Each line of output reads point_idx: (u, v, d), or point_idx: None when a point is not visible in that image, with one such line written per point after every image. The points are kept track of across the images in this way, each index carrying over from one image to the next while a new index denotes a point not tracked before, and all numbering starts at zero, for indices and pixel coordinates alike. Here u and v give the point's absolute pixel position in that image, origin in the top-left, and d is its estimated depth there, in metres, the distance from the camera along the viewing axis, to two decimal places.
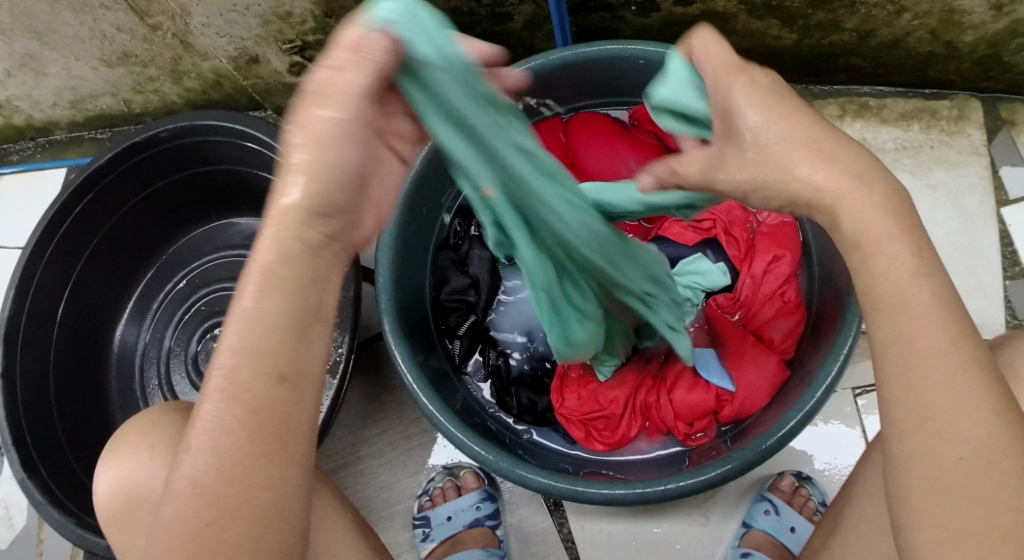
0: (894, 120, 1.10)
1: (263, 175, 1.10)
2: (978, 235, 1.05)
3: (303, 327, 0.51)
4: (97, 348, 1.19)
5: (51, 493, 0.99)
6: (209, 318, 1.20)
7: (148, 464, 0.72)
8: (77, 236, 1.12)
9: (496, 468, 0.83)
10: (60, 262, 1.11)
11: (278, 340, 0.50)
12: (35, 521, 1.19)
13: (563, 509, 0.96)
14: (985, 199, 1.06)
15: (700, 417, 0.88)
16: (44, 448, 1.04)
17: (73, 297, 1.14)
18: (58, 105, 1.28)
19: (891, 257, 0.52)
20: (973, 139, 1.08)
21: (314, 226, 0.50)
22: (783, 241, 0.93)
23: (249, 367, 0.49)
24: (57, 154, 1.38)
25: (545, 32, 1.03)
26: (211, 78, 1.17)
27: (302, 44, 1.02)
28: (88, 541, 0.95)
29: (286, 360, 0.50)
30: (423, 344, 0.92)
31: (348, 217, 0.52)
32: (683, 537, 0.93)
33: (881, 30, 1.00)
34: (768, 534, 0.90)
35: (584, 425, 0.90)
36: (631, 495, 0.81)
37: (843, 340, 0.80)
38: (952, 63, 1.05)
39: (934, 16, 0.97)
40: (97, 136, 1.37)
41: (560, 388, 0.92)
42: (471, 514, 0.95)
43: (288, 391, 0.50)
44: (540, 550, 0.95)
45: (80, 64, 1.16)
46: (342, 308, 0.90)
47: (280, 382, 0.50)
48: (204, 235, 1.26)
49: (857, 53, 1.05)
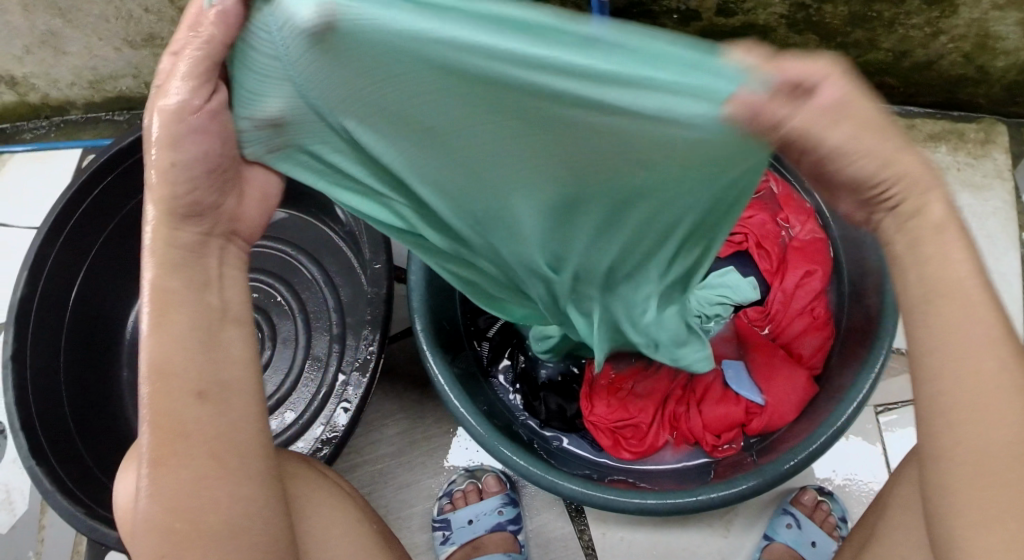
0: (922, 141, 1.11)
1: None
2: (999, 258, 1.06)
3: (211, 335, 0.54)
4: (109, 334, 1.17)
5: (59, 482, 0.97)
6: None
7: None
8: (93, 219, 1.09)
9: (526, 473, 0.83)
10: (74, 245, 1.08)
11: (185, 353, 0.53)
12: (37, 506, 1.17)
13: (584, 516, 0.95)
14: (1008, 223, 1.07)
15: (728, 429, 0.89)
16: (52, 435, 1.02)
17: (86, 280, 1.12)
18: (76, 84, 1.26)
19: (978, 274, 0.51)
20: (998, 164, 1.09)
21: (184, 227, 0.54)
22: (813, 257, 0.94)
23: (167, 394, 0.51)
24: (72, 135, 1.36)
25: None
26: None
27: None
28: (97, 533, 0.94)
29: (202, 375, 0.53)
30: (451, 343, 0.90)
31: (221, 210, 0.55)
32: (704, 549, 0.94)
33: (916, 50, 1.01)
34: (789, 547, 0.91)
35: (612, 433, 0.90)
36: (662, 505, 0.80)
37: (874, 359, 0.80)
38: (982, 87, 1.06)
39: (970, 40, 0.98)
40: (114, 118, 1.35)
41: (588, 395, 0.91)
42: (493, 518, 0.95)
43: (210, 407, 0.53)
44: (560, 556, 0.94)
45: (103, 44, 1.14)
46: (375, 305, 0.89)
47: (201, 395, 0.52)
48: None
49: (891, 72, 1.06)
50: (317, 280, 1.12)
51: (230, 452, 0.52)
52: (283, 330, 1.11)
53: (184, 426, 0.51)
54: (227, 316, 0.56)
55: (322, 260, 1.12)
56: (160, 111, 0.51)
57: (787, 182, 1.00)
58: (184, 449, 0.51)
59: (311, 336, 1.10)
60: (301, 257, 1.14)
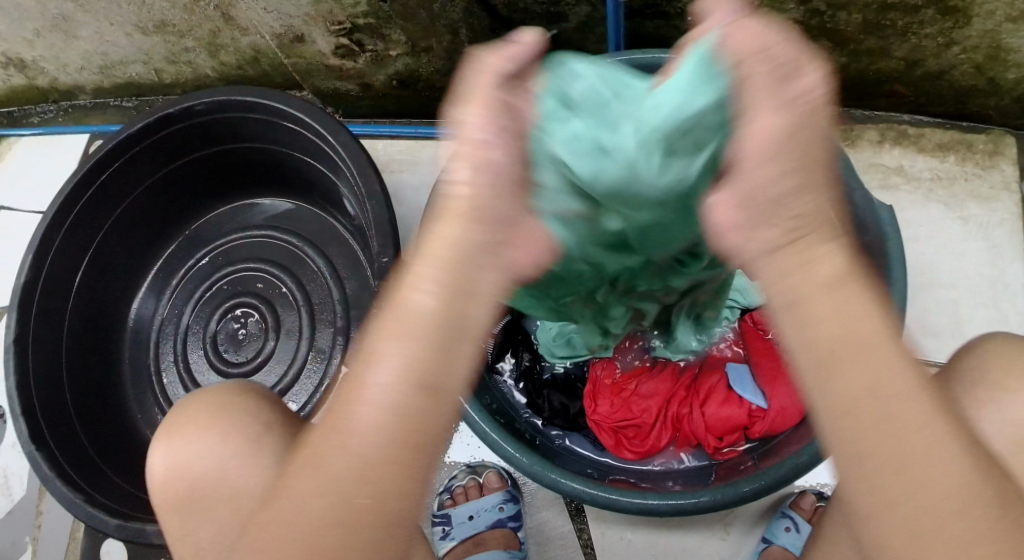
0: (931, 150, 1.10)
1: (297, 158, 1.07)
2: (1004, 270, 1.06)
3: (452, 344, 0.49)
4: (112, 321, 1.17)
5: (60, 468, 0.97)
6: (230, 298, 1.17)
7: (189, 456, 0.70)
8: (100, 205, 1.09)
9: (528, 470, 0.83)
10: (79, 232, 1.08)
11: (424, 357, 0.49)
12: (36, 491, 1.17)
13: (583, 515, 0.95)
14: (1013, 235, 1.07)
15: (730, 432, 0.89)
16: (53, 420, 1.02)
17: (91, 266, 1.12)
18: (86, 69, 1.25)
19: None
20: (1005, 175, 1.09)
21: (471, 232, 0.49)
22: None
23: (399, 397, 0.49)
24: (80, 120, 1.35)
25: (596, 35, 1.03)
26: (248, 54, 1.14)
27: (351, 26, 0.97)
28: (96, 520, 0.94)
29: (433, 377, 0.49)
30: None
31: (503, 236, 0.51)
32: (703, 551, 0.94)
33: (928, 60, 1.01)
34: (786, 550, 0.91)
35: (615, 432, 0.91)
36: (663, 505, 0.81)
37: None
38: (992, 98, 1.06)
39: (982, 51, 0.98)
40: (122, 104, 1.35)
41: (593, 394, 0.92)
42: (493, 515, 0.95)
43: (435, 405, 0.49)
44: (558, 555, 0.95)
45: (114, 29, 1.14)
46: None
47: (430, 394, 0.49)
48: (230, 212, 1.23)
49: (902, 81, 1.06)
50: (322, 271, 1.12)
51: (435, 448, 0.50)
52: (287, 321, 1.12)
53: (391, 437, 0.49)
54: (466, 332, 0.50)
55: (328, 252, 1.13)
56: (478, 103, 0.50)
57: None
58: (399, 449, 0.49)
59: (316, 328, 1.10)
60: (307, 249, 1.14)
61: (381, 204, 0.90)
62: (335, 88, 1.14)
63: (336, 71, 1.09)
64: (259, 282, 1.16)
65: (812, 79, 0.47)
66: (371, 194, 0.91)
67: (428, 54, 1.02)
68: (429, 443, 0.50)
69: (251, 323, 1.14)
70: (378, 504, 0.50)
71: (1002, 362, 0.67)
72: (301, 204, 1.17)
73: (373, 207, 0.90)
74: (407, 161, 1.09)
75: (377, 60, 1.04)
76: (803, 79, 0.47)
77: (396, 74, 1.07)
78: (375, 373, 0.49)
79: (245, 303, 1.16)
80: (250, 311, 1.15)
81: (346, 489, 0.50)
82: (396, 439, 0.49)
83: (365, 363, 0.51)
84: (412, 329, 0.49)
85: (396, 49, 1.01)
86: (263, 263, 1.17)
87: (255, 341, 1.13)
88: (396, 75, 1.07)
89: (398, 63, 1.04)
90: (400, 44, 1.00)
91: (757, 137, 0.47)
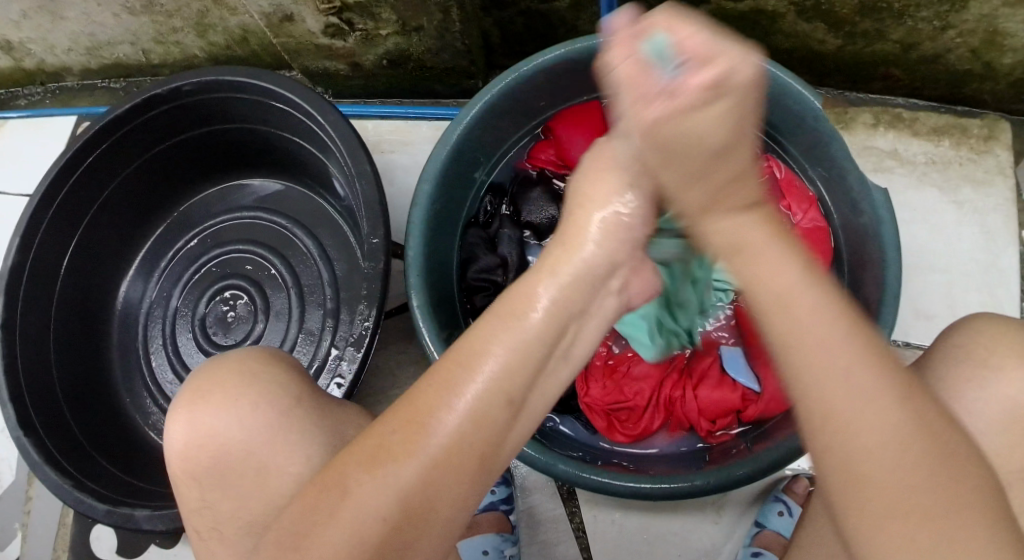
0: (926, 134, 1.09)
1: (286, 139, 1.06)
2: (999, 255, 1.06)
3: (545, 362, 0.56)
4: (99, 305, 1.15)
5: (49, 454, 0.96)
6: (219, 280, 1.16)
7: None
8: (87, 187, 1.07)
9: (519, 454, 0.82)
10: (67, 215, 1.06)
11: (524, 366, 0.54)
12: (25, 478, 1.16)
13: (575, 498, 0.95)
14: (1008, 220, 1.07)
15: (723, 415, 0.88)
16: (41, 406, 1.01)
17: (78, 251, 1.10)
18: (73, 51, 1.24)
19: None
20: (1000, 160, 1.08)
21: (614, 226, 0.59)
22: (816, 246, 0.94)
23: (486, 400, 0.53)
24: (68, 102, 1.34)
25: (590, 14, 1.02)
26: (237, 34, 1.12)
27: (341, 5, 0.95)
28: (85, 506, 0.93)
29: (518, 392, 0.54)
30: (447, 320, 0.90)
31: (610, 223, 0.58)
32: (694, 534, 0.93)
33: (924, 43, 1.00)
34: (778, 534, 0.90)
35: (607, 415, 0.90)
36: (656, 489, 0.80)
37: None
38: (988, 83, 1.05)
39: (978, 35, 0.97)
40: (110, 86, 1.33)
41: (584, 377, 0.92)
42: (485, 497, 0.94)
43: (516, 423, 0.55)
44: (549, 539, 0.94)
45: (101, 10, 1.12)
46: (371, 280, 0.88)
47: (514, 412, 0.54)
48: (216, 195, 1.21)
49: (897, 64, 1.05)
50: (311, 253, 1.11)
51: (493, 461, 0.54)
52: (276, 304, 1.11)
53: (463, 442, 0.52)
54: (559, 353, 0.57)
55: (317, 234, 1.12)
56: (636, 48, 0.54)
57: (791, 169, 1.00)
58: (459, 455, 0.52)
59: (305, 310, 1.09)
60: (296, 230, 1.13)
61: (371, 184, 0.89)
62: (324, 68, 1.12)
63: (325, 50, 1.07)
64: (248, 264, 1.15)
65: (739, 67, 0.50)
66: (361, 174, 0.89)
67: (419, 34, 1.00)
68: (495, 458, 0.54)
69: (239, 306, 1.13)
70: (432, 505, 0.52)
71: (1001, 344, 0.67)
72: (289, 184, 1.16)
73: (363, 187, 0.89)
74: (397, 141, 1.08)
75: (368, 40, 1.02)
76: (713, 69, 0.50)
77: (387, 54, 1.06)
78: (468, 381, 0.53)
79: (234, 286, 1.14)
80: (239, 294, 1.14)
81: (406, 486, 0.51)
82: (470, 450, 0.52)
83: (455, 367, 0.54)
84: (516, 348, 0.54)
85: (387, 28, 0.99)
86: (251, 244, 1.15)
87: (245, 323, 1.12)
88: (386, 55, 1.06)
89: (389, 43, 1.03)
90: (391, 24, 0.98)
91: (695, 122, 0.51)
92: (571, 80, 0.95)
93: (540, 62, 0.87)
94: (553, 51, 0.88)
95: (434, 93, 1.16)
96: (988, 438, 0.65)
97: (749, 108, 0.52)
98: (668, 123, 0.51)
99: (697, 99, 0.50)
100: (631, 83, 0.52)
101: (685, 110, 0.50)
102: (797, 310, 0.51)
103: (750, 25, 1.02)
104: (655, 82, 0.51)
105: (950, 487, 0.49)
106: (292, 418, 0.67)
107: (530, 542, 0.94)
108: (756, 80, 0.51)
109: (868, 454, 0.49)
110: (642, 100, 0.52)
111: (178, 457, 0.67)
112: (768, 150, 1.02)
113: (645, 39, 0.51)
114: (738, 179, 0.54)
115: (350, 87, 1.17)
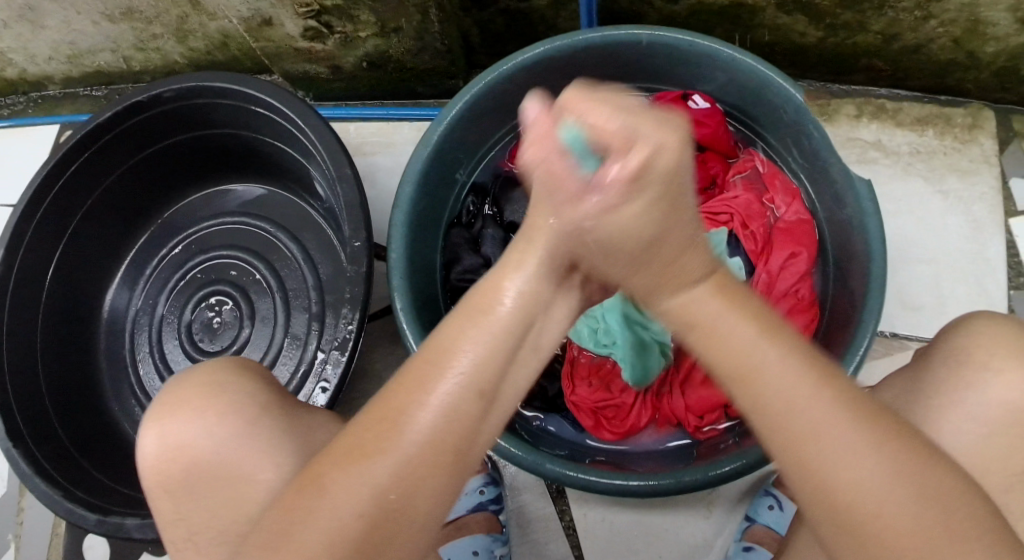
0: (910, 124, 1.09)
1: (268, 143, 1.06)
2: (985, 244, 1.06)
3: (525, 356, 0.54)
4: (85, 315, 1.15)
5: (39, 465, 0.96)
6: (205, 286, 1.15)
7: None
8: (71, 197, 1.07)
9: (506, 453, 0.81)
10: (51, 224, 1.06)
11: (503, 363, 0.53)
12: (16, 489, 1.16)
13: (565, 497, 0.95)
14: (994, 208, 1.07)
15: (710, 410, 0.88)
16: (30, 418, 1.01)
17: (63, 261, 1.10)
18: (54, 59, 1.23)
19: None
20: (985, 149, 1.08)
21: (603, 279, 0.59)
22: (800, 239, 0.94)
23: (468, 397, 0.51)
24: (50, 110, 1.33)
25: (570, 12, 1.02)
26: (218, 39, 1.12)
27: (319, 8, 0.95)
28: (76, 516, 0.92)
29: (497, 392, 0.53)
30: (432, 321, 0.89)
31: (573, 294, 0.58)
32: (685, 530, 0.93)
33: (906, 34, 1.00)
34: (769, 529, 0.90)
35: (594, 413, 0.90)
36: (645, 486, 0.80)
37: (860, 341, 0.80)
38: (971, 72, 1.05)
39: (960, 24, 0.97)
40: (92, 93, 1.32)
41: (571, 375, 0.92)
42: (474, 498, 0.94)
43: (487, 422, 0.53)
44: (540, 538, 0.94)
45: (81, 18, 1.12)
46: (355, 284, 0.88)
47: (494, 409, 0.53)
48: (201, 201, 1.21)
49: (879, 55, 1.05)
50: (295, 256, 1.11)
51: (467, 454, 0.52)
52: (262, 309, 1.11)
53: (438, 435, 0.50)
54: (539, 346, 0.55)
55: (301, 238, 1.12)
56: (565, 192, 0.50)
57: (774, 164, 1.00)
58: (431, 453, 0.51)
59: (290, 314, 1.09)
60: (280, 235, 1.13)
61: (352, 187, 0.89)
62: (305, 71, 1.12)
63: (306, 54, 1.06)
64: (233, 270, 1.15)
65: (665, 153, 0.46)
66: (342, 177, 0.89)
67: (398, 35, 1.00)
68: (468, 452, 0.52)
69: (225, 312, 1.13)
70: (409, 501, 0.51)
71: (999, 345, 0.66)
72: (272, 189, 1.16)
73: (344, 190, 0.89)
74: (380, 143, 1.08)
75: (347, 42, 1.02)
76: (619, 166, 0.46)
77: (367, 56, 1.05)
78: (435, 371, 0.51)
79: (220, 292, 1.14)
80: (224, 299, 1.13)
81: (392, 486, 0.50)
82: (446, 442, 0.51)
83: (424, 360, 0.52)
84: (487, 339, 0.52)
85: (366, 30, 0.99)
86: (237, 250, 1.15)
87: (231, 329, 1.11)
88: (366, 57, 1.06)
89: (369, 45, 1.02)
90: (370, 26, 0.98)
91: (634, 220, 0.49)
92: (552, 79, 0.95)
93: (519, 62, 0.87)
94: (532, 50, 0.88)
95: (416, 94, 1.15)
96: (972, 428, 0.65)
97: (659, 183, 0.47)
98: (603, 221, 0.49)
99: (621, 195, 0.48)
100: (563, 159, 0.49)
101: (615, 204, 0.48)
102: (709, 331, 0.51)
103: (731, 19, 1.01)
104: (575, 177, 0.49)
105: (901, 482, 0.49)
106: (275, 423, 0.67)
107: (521, 542, 0.94)
108: (680, 164, 0.47)
109: (810, 459, 0.49)
110: (576, 198, 0.50)
111: (159, 466, 0.66)
112: (749, 144, 1.02)
113: (563, 127, 0.49)
114: (690, 246, 0.51)
115: (332, 89, 1.16)
